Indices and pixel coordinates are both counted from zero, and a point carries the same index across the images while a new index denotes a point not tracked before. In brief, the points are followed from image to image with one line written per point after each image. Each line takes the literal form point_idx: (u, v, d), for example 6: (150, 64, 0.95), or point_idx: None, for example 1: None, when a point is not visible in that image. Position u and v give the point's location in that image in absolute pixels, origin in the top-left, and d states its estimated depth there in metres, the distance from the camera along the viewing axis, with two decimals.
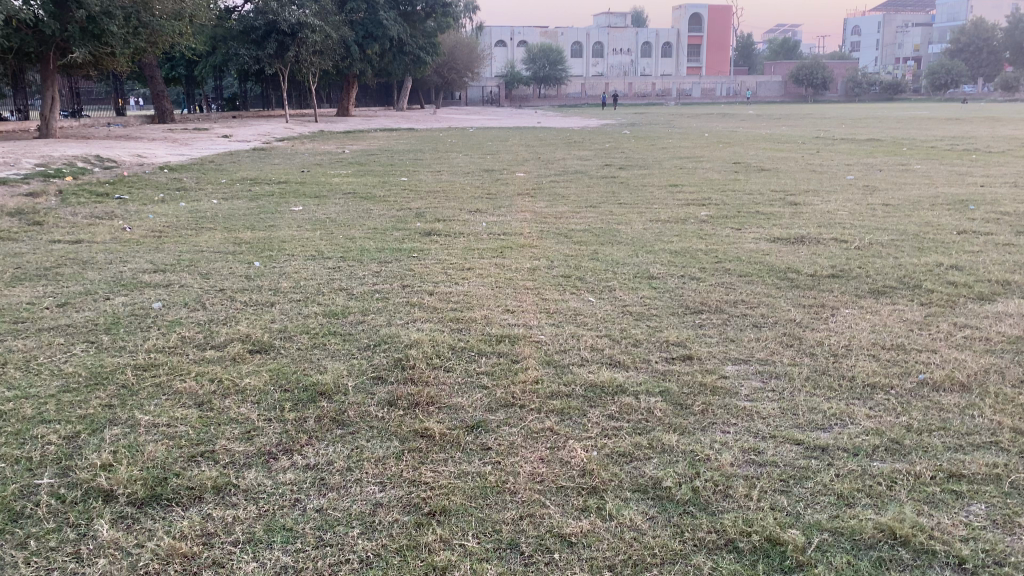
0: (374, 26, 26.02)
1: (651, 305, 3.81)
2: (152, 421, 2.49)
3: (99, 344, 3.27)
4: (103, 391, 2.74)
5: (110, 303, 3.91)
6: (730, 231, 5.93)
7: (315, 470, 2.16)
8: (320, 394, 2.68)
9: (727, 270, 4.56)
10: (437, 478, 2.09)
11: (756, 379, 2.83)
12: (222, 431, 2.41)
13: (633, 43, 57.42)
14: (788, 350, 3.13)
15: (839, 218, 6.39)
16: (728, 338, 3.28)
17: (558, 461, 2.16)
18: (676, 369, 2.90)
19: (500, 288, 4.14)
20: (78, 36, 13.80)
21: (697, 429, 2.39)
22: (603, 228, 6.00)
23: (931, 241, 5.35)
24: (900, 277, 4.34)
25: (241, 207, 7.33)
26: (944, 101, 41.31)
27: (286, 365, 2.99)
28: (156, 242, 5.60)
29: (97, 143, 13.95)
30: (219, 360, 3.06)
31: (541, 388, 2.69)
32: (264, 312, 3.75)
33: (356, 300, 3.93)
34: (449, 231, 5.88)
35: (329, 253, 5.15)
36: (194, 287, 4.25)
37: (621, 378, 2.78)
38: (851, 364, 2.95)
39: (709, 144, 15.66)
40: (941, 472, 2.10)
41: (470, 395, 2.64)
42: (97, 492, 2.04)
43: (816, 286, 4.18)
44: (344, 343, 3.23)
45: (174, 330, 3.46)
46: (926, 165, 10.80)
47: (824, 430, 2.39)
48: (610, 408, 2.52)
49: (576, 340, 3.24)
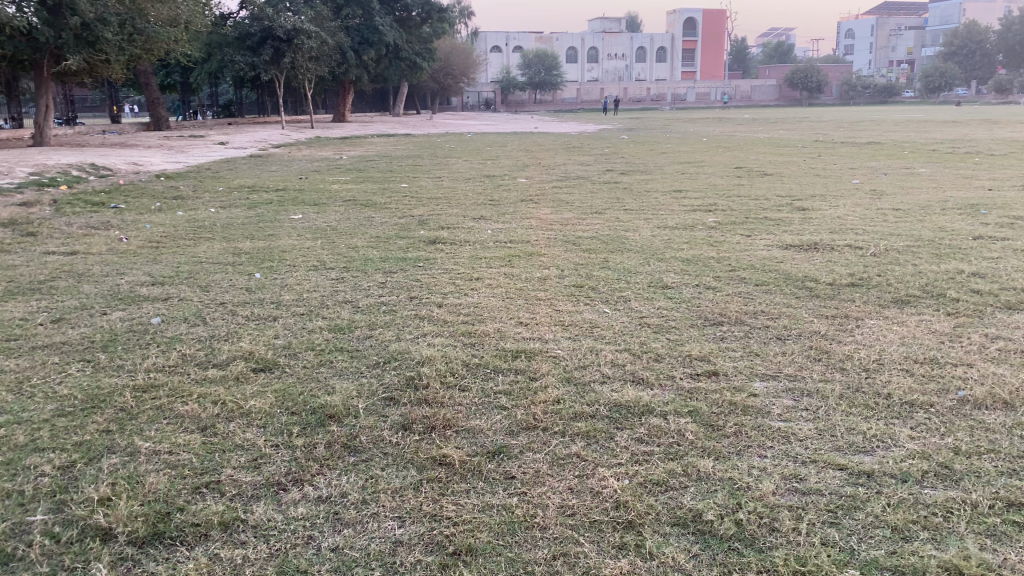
0: (370, 32, 25.88)
1: (669, 316, 3.67)
2: (152, 448, 2.34)
3: (96, 362, 3.13)
4: (100, 415, 2.60)
5: (107, 318, 3.77)
6: (741, 237, 5.79)
7: (328, 503, 2.02)
8: (329, 417, 2.54)
9: (742, 279, 4.43)
10: (461, 512, 1.95)
11: (787, 397, 2.68)
12: (227, 459, 2.27)
13: (628, 48, 57.41)
14: (818, 364, 2.99)
15: (849, 224, 6.27)
16: (753, 352, 3.15)
17: (588, 491, 2.04)
18: (702, 386, 2.76)
19: (511, 299, 4.00)
20: (73, 43, 13.64)
21: (733, 454, 2.25)
22: (610, 236, 5.88)
23: (949, 247, 5.22)
24: (923, 285, 4.20)
25: (240, 215, 7.18)
26: (938, 105, 41.21)
27: (292, 385, 2.84)
28: (154, 253, 5.46)
29: (92, 151, 13.78)
30: (221, 380, 2.91)
31: (563, 408, 2.55)
32: (267, 327, 3.60)
33: (362, 314, 3.79)
34: (454, 239, 5.75)
35: (332, 263, 5.00)
36: (194, 301, 4.10)
37: (647, 397, 2.63)
38: (885, 380, 2.81)
39: (709, 148, 15.54)
40: (999, 501, 1.97)
41: (488, 417, 2.50)
42: (95, 530, 1.89)
43: (837, 295, 4.04)
44: (351, 360, 3.08)
45: (174, 347, 3.31)
46: (930, 169, 10.69)
47: (867, 453, 2.26)
48: (638, 431, 2.38)
49: (596, 355, 3.10)
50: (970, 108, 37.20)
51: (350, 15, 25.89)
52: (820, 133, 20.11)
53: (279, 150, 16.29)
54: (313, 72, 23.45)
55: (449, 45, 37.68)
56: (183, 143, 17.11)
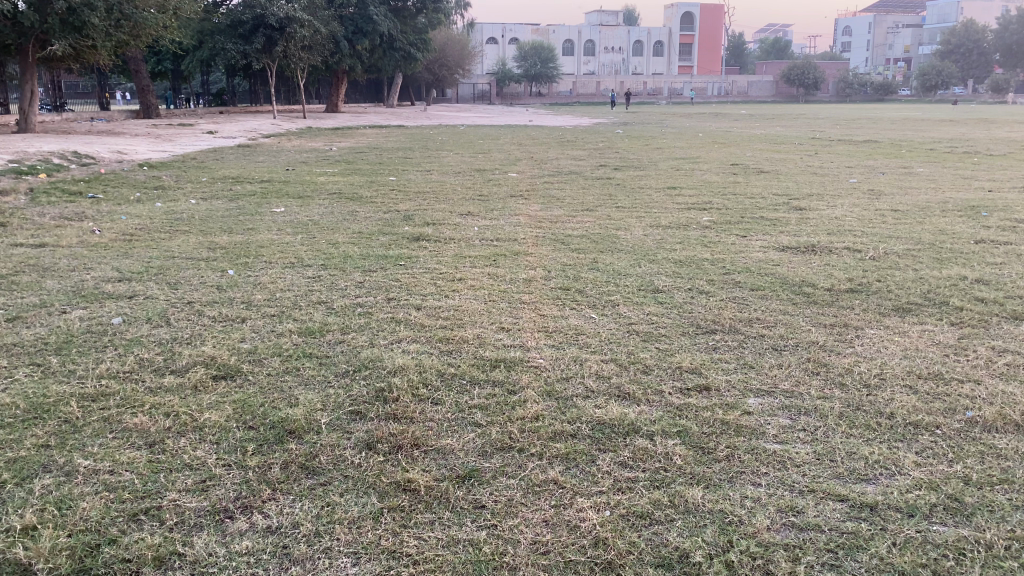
0: (364, 22, 25.52)
1: (660, 323, 3.48)
2: (93, 467, 2.15)
3: (46, 367, 2.92)
4: (40, 428, 2.39)
5: (66, 317, 3.55)
6: (735, 239, 5.61)
7: (278, 536, 1.83)
8: (289, 433, 2.35)
9: (736, 283, 4.25)
10: (424, 548, 1.77)
11: (783, 416, 2.50)
12: (173, 481, 2.08)
13: (625, 42, 57.09)
14: (815, 379, 2.81)
15: (847, 225, 6.11)
16: (747, 364, 2.97)
17: (565, 524, 1.85)
18: (693, 403, 2.57)
19: (494, 302, 3.81)
20: (59, 28, 13.36)
21: (724, 482, 2.07)
22: (601, 234, 5.70)
23: (950, 252, 5.04)
24: (925, 292, 4.03)
25: (220, 208, 6.94)
26: (934, 102, 41.12)
27: (252, 396, 2.64)
28: (127, 246, 5.24)
29: (78, 138, 13.51)
30: (177, 389, 2.72)
31: (542, 427, 2.36)
32: (234, 329, 3.41)
33: (336, 316, 3.59)
34: (439, 237, 5.55)
35: (310, 260, 4.80)
36: (160, 299, 3.89)
37: (633, 415, 2.44)
38: (888, 399, 2.62)
39: (705, 143, 15.38)
40: (1017, 542, 1.79)
41: (461, 436, 2.31)
42: (12, 567, 1.71)
43: (835, 302, 3.87)
44: (320, 368, 2.89)
45: (132, 350, 3.11)
46: (929, 168, 10.50)
47: (870, 482, 2.08)
48: (622, 454, 2.19)
49: (580, 366, 2.91)
50: (965, 107, 37.16)
51: (344, 4, 25.55)
52: (815, 130, 19.93)
53: (268, 140, 16.09)
54: (305, 61, 23.15)
55: (445, 36, 37.36)
56: (171, 133, 16.84)
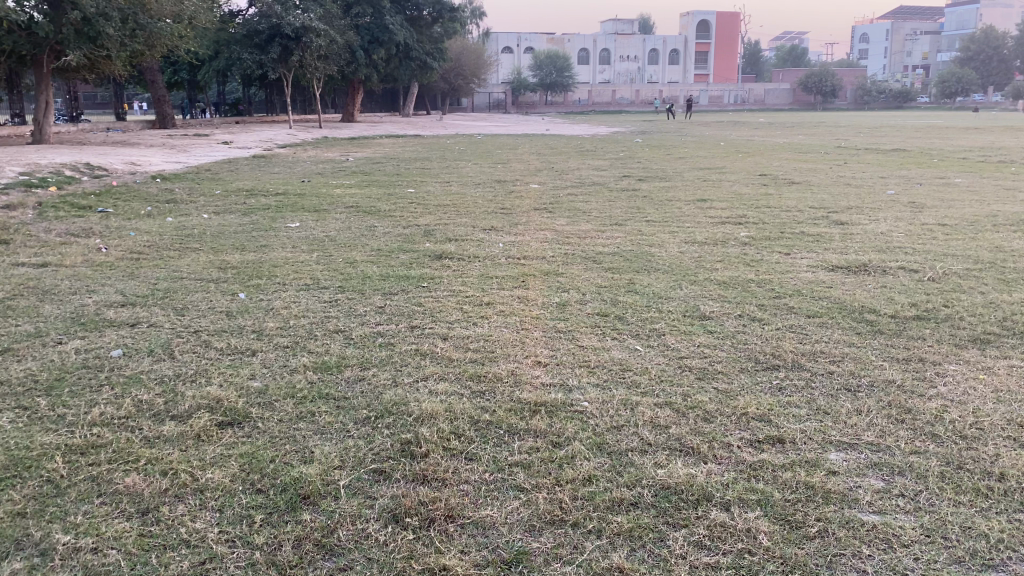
0: (380, 31, 25.31)
1: (714, 357, 3.13)
2: (73, 544, 1.83)
3: (33, 410, 2.61)
4: (17, 491, 2.07)
5: (61, 350, 3.24)
6: (780, 256, 5.24)
7: None
8: (303, 498, 2.03)
9: (791, 308, 3.89)
10: None
11: (873, 476, 2.16)
12: (166, 565, 1.76)
13: (642, 50, 56.71)
14: (902, 430, 2.44)
15: (895, 240, 5.75)
16: (820, 409, 2.61)
17: None
18: (769, 461, 2.22)
19: (527, 331, 3.47)
20: (74, 38, 13.11)
21: (823, 570, 1.73)
22: (635, 252, 5.35)
23: (1014, 271, 4.67)
24: (1002, 320, 3.65)
25: (233, 223, 6.66)
26: (955, 110, 40.68)
27: (262, 448, 2.31)
28: (132, 266, 4.94)
29: (92, 149, 13.28)
30: (177, 439, 2.40)
31: (598, 493, 2.02)
32: (243, 364, 3.08)
33: (355, 348, 3.26)
34: (463, 255, 5.22)
35: (326, 281, 4.49)
36: (165, 328, 3.58)
37: (701, 477, 2.10)
38: (993, 454, 2.27)
39: (729, 152, 15.08)
40: None
41: (503, 505, 1.97)
42: None
43: (904, 331, 3.51)
44: (337, 414, 2.55)
45: (130, 391, 2.78)
46: (966, 178, 10.12)
47: (998, 569, 1.73)
48: (696, 532, 1.86)
49: (632, 412, 2.56)
50: (987, 115, 36.74)
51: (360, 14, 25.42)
52: (839, 138, 19.55)
53: (284, 151, 15.87)
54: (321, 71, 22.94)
55: (462, 45, 37.17)
56: (186, 143, 16.53)
